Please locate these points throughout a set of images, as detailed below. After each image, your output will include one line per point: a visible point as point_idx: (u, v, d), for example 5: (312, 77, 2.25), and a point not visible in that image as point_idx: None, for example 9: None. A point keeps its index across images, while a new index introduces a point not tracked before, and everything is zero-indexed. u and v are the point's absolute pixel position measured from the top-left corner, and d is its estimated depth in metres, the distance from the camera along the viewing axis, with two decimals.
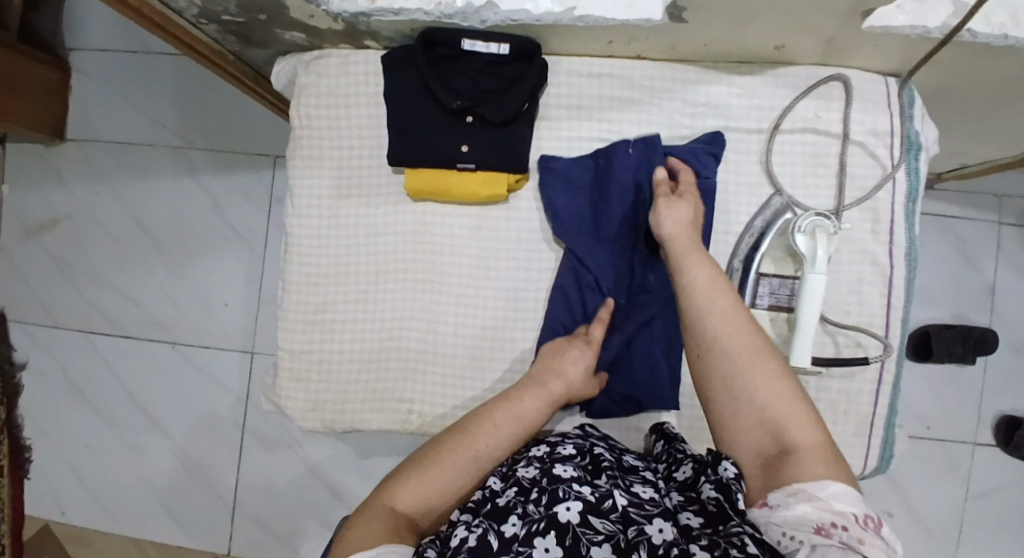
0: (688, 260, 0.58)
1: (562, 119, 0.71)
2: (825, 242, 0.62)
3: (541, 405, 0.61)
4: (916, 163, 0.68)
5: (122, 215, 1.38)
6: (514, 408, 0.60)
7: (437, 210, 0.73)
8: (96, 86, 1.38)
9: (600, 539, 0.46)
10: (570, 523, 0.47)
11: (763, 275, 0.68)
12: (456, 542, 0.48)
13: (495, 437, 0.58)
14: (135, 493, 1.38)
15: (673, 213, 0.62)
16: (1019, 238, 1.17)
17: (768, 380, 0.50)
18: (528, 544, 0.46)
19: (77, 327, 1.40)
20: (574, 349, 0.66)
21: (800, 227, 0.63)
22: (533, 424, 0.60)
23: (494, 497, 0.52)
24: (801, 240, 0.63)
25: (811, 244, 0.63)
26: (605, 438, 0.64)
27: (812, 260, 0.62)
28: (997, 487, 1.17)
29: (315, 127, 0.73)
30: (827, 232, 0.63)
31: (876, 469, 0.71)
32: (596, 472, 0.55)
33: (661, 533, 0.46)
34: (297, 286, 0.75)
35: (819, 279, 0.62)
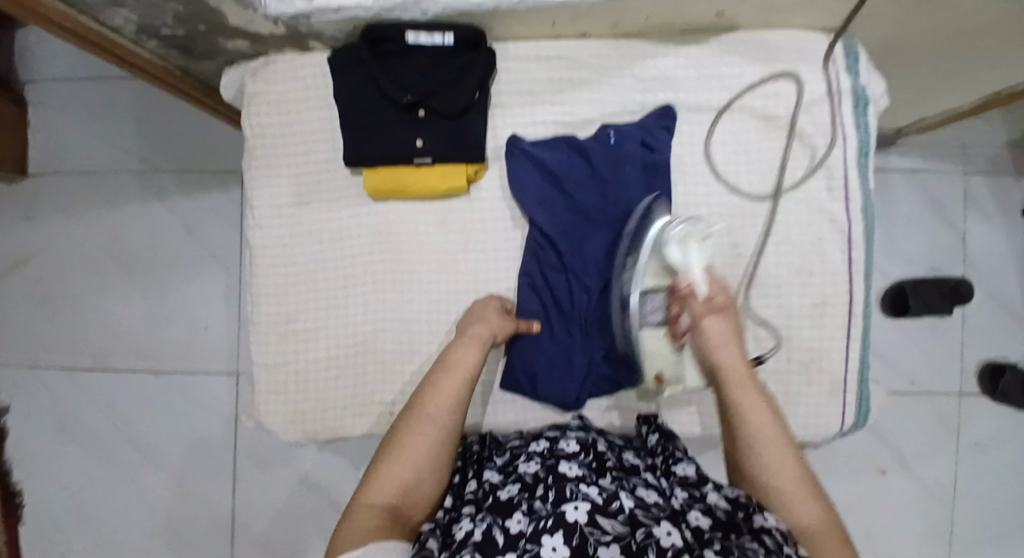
0: (734, 386, 0.57)
1: (514, 106, 0.71)
2: (696, 250, 0.63)
3: (471, 349, 0.63)
4: (865, 120, 0.69)
5: (91, 246, 1.36)
6: (449, 363, 0.63)
7: (400, 207, 0.72)
8: (52, 117, 1.36)
9: (608, 539, 0.44)
10: (578, 522, 0.44)
11: (650, 293, 0.65)
12: (461, 535, 0.49)
13: (442, 399, 0.60)
14: (131, 525, 1.37)
15: (716, 333, 0.60)
16: (982, 186, 1.19)
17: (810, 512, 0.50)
18: (534, 542, 0.44)
19: (57, 364, 1.38)
20: (477, 307, 0.69)
21: (670, 235, 0.63)
22: (471, 371, 0.62)
23: (497, 492, 0.54)
24: (672, 249, 0.63)
25: (684, 252, 0.63)
26: (605, 434, 0.65)
27: (688, 271, 0.62)
28: (984, 434, 1.19)
29: (267, 134, 0.72)
30: (696, 239, 0.64)
31: (857, 426, 0.72)
32: (601, 471, 0.55)
33: (670, 535, 0.44)
34: (267, 298, 0.74)
35: (702, 286, 0.62)
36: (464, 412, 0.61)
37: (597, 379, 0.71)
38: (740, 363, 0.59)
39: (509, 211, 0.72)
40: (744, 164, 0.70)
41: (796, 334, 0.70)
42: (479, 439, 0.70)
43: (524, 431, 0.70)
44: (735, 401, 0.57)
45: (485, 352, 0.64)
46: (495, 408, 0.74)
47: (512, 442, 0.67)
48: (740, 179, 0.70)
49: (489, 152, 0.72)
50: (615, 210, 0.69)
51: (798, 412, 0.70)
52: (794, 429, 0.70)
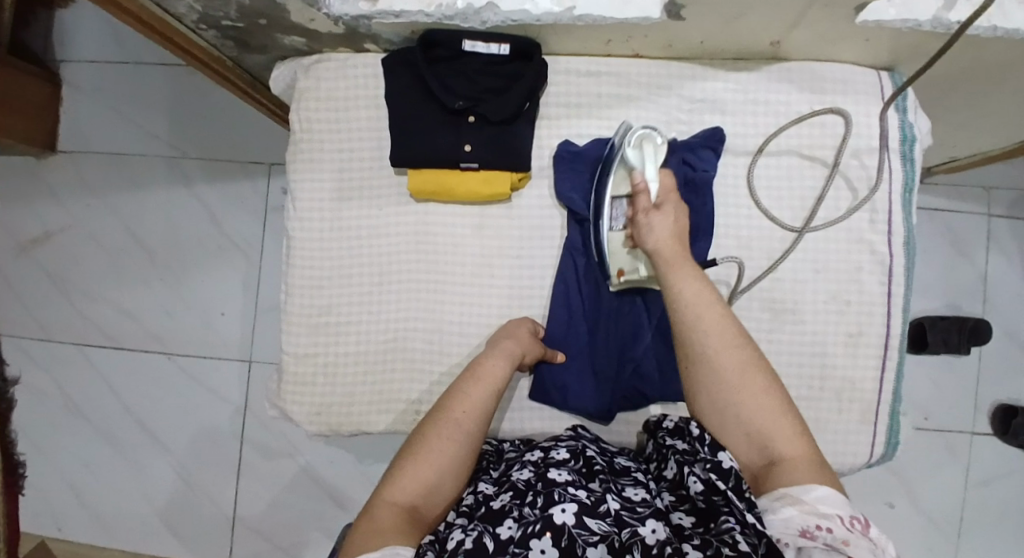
0: (678, 278, 0.60)
1: (561, 118, 0.72)
2: (652, 151, 0.65)
3: (502, 362, 0.64)
4: (910, 155, 0.69)
5: (116, 228, 1.37)
6: (478, 372, 0.63)
7: (440, 210, 0.73)
8: (88, 99, 1.37)
9: (596, 539, 0.46)
10: (566, 524, 0.47)
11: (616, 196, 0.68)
12: (452, 546, 0.48)
13: (470, 404, 0.60)
14: (133, 508, 1.36)
15: (660, 228, 0.62)
16: (1006, 227, 1.20)
17: (754, 397, 0.54)
18: (523, 546, 0.46)
19: (72, 342, 1.38)
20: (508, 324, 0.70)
21: (627, 141, 0.65)
22: (500, 383, 0.62)
23: (489, 501, 0.54)
24: (631, 153, 0.65)
25: (640, 153, 0.65)
26: (599, 442, 0.64)
27: (643, 170, 0.64)
28: (995, 475, 1.18)
29: (315, 130, 0.73)
30: (654, 143, 0.65)
31: (882, 457, 0.72)
32: (589, 476, 0.56)
33: (653, 533, 0.47)
34: (302, 290, 0.74)
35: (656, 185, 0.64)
36: (489, 421, 0.61)
37: (623, 392, 0.72)
38: (676, 250, 0.62)
39: (549, 220, 0.73)
40: (782, 189, 0.70)
41: (828, 361, 0.70)
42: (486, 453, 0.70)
43: (517, 443, 0.71)
44: (674, 292, 0.60)
45: (513, 365, 0.65)
46: (519, 415, 0.74)
47: (507, 454, 0.67)
48: (776, 205, 0.71)
49: (534, 162, 0.72)
50: None
51: (832, 437, 0.70)
52: (820, 455, 0.71)
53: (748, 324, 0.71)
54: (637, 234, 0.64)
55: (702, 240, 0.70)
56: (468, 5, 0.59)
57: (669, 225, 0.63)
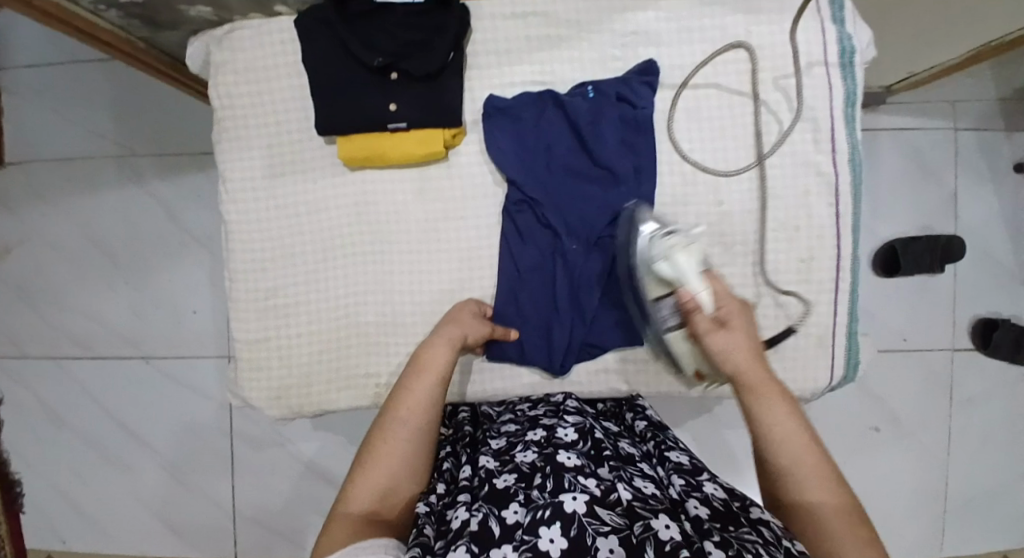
0: (763, 402, 0.53)
1: (491, 66, 0.69)
2: (687, 256, 0.61)
3: (443, 350, 0.62)
4: (851, 69, 0.67)
5: (74, 234, 1.34)
6: (421, 364, 0.61)
7: (376, 175, 0.71)
8: (26, 104, 1.32)
9: (607, 530, 0.44)
10: (576, 513, 0.45)
11: (659, 301, 0.63)
12: (457, 525, 0.49)
13: (414, 398, 0.59)
14: (131, 510, 1.37)
15: (732, 346, 0.56)
16: (970, 140, 1.18)
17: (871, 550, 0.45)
18: (531, 533, 0.45)
19: (48, 355, 1.37)
20: (460, 309, 0.68)
21: (656, 255, 0.62)
22: (443, 370, 0.61)
23: (493, 480, 0.52)
24: (665, 267, 0.61)
25: (674, 266, 0.61)
26: (596, 417, 0.66)
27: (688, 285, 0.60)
28: (973, 388, 1.20)
29: (237, 105, 0.70)
30: (684, 247, 0.61)
31: (845, 380, 0.71)
32: (598, 460, 0.55)
33: (669, 528, 0.44)
34: (246, 273, 0.73)
35: (706, 295, 0.59)
36: (440, 412, 0.60)
37: (582, 347, 0.71)
38: (761, 373, 0.55)
39: (485, 177, 0.70)
40: (724, 122, 0.68)
41: (784, 289, 0.69)
42: (471, 419, 0.72)
43: (518, 410, 0.69)
44: (763, 419, 0.52)
45: (456, 348, 0.63)
46: (480, 378, 0.73)
47: (503, 425, 0.65)
48: (718, 139, 0.69)
49: (467, 116, 0.69)
50: (598, 167, 0.68)
51: (792, 365, 0.70)
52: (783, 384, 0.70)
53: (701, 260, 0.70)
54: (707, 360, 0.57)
55: (648, 179, 0.68)
56: None
57: (744, 345, 0.56)
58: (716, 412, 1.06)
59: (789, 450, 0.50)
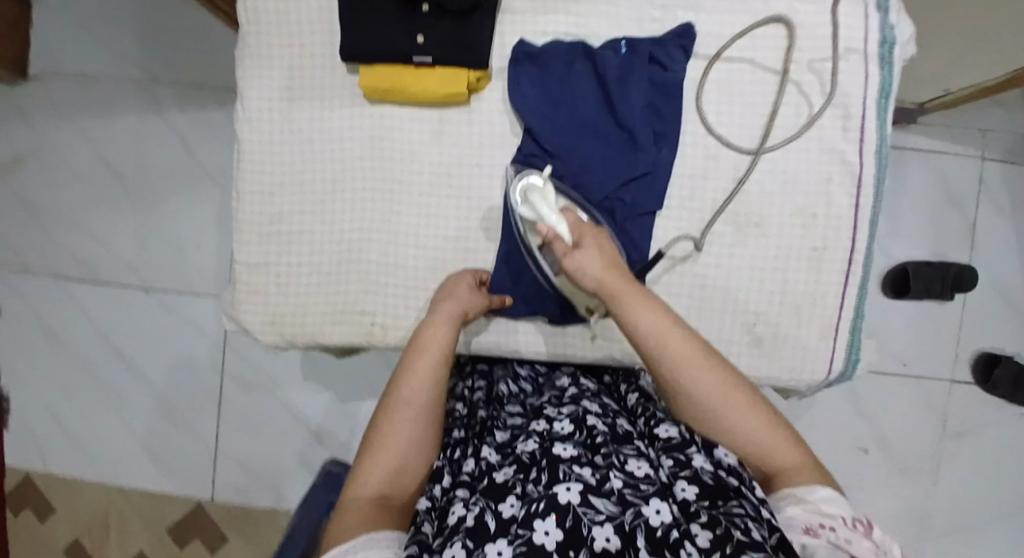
0: (630, 308, 0.56)
1: (526, 13, 0.67)
2: (542, 199, 0.62)
3: (445, 329, 0.61)
4: (890, 60, 0.65)
5: (86, 155, 1.34)
6: (422, 345, 0.60)
7: (396, 113, 0.69)
8: (53, 18, 1.31)
9: (602, 518, 0.42)
10: (570, 503, 0.42)
11: (540, 249, 0.65)
12: (454, 521, 0.45)
13: (416, 376, 0.58)
14: (111, 436, 1.37)
15: (590, 264, 0.58)
16: (997, 170, 1.16)
17: (739, 413, 0.53)
18: (526, 527, 0.41)
19: (48, 271, 1.36)
20: (455, 277, 0.68)
21: (516, 201, 0.65)
22: (446, 349, 0.60)
23: (492, 473, 0.49)
24: (523, 211, 0.64)
25: (532, 208, 0.63)
26: (596, 399, 0.61)
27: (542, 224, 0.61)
28: (967, 420, 1.18)
29: (263, 27, 0.69)
30: (539, 190, 0.63)
31: (842, 376, 0.70)
32: (592, 449, 0.51)
33: (659, 514, 0.42)
34: (253, 197, 0.72)
35: (564, 226, 0.61)
36: (444, 391, 0.59)
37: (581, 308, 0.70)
38: (623, 279, 0.57)
39: (503, 126, 0.69)
40: (754, 96, 0.67)
41: (791, 277, 0.68)
42: (483, 397, 0.66)
43: (525, 402, 0.65)
44: (632, 323, 0.56)
45: (458, 327, 0.62)
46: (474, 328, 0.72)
47: (509, 417, 0.61)
48: (741, 114, 0.67)
49: (494, 61, 0.68)
50: (620, 129, 0.67)
51: (790, 352, 0.69)
52: (780, 372, 0.69)
53: (712, 237, 0.68)
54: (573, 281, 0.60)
55: (668, 147, 0.67)
56: None
57: (602, 258, 0.58)
58: None
59: (666, 345, 0.55)
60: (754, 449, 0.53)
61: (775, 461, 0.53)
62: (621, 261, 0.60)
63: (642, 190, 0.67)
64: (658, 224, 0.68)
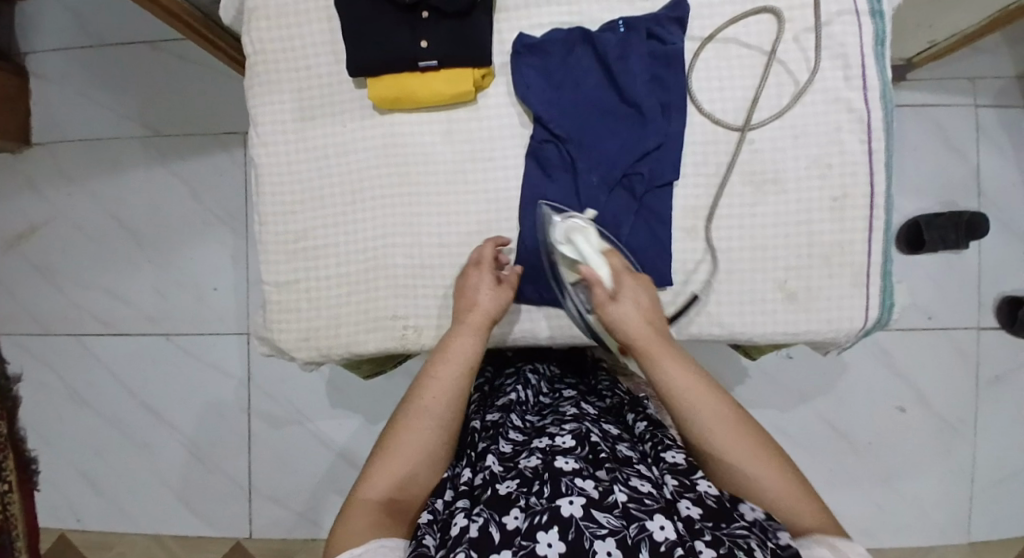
0: (660, 360, 0.58)
1: (522, 7, 0.69)
2: (585, 240, 0.63)
3: (469, 340, 0.63)
4: (880, 6, 0.67)
5: (99, 214, 1.36)
6: (446, 354, 0.62)
7: (407, 119, 0.71)
8: (56, 86, 1.35)
9: (605, 532, 0.43)
10: (573, 517, 0.44)
11: (574, 284, 0.68)
12: (456, 532, 0.47)
13: (439, 388, 0.60)
14: (149, 490, 1.37)
15: (627, 313, 0.60)
16: (993, 115, 1.18)
17: (770, 469, 0.53)
18: (530, 539, 0.43)
19: (70, 333, 1.38)
20: (473, 276, 0.66)
21: (557, 241, 0.65)
22: (469, 360, 0.62)
23: (495, 485, 0.50)
24: (565, 251, 0.65)
25: (574, 249, 0.64)
26: (597, 423, 0.62)
27: (587, 266, 0.63)
28: (1003, 365, 1.17)
29: (270, 50, 0.71)
30: (582, 230, 0.64)
31: (879, 322, 0.70)
32: (596, 464, 0.53)
33: (663, 529, 0.44)
34: (276, 218, 0.73)
35: (605, 273, 0.62)
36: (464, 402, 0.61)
37: None
38: (653, 333, 0.60)
39: (511, 120, 0.71)
40: (753, 57, 0.68)
41: (815, 230, 0.68)
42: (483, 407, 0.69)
43: (525, 416, 0.66)
44: (661, 375, 0.58)
45: (481, 340, 0.64)
46: (507, 319, 0.72)
47: (511, 428, 0.61)
48: (746, 75, 0.69)
49: (497, 59, 0.70)
50: (626, 106, 0.69)
51: (826, 304, 0.69)
52: (815, 326, 0.69)
53: (730, 200, 0.69)
54: (608, 327, 0.62)
55: (677, 117, 0.68)
56: None
57: (638, 307, 0.61)
58: None
59: (688, 394, 0.56)
60: (789, 510, 0.52)
61: (807, 522, 0.51)
62: (655, 312, 0.62)
63: (655, 162, 0.68)
64: (676, 194, 0.70)
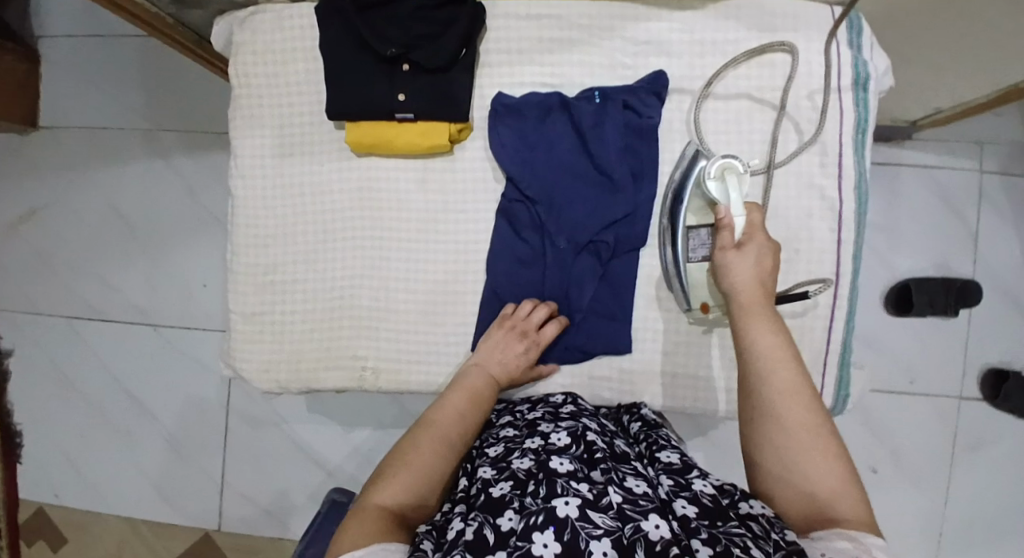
0: (748, 321, 0.55)
1: (503, 65, 0.70)
2: (737, 183, 0.62)
3: (489, 385, 0.62)
4: (865, 94, 0.66)
5: (98, 202, 1.38)
6: (467, 388, 0.61)
7: (382, 163, 0.72)
8: (65, 73, 1.37)
9: (599, 533, 0.41)
10: (569, 517, 0.42)
11: (693, 228, 0.66)
12: (452, 535, 0.45)
13: (462, 415, 0.58)
14: (126, 475, 1.40)
15: (738, 267, 0.58)
16: (999, 184, 1.14)
17: (817, 451, 0.48)
18: (525, 539, 0.40)
19: (61, 315, 1.41)
20: (524, 348, 0.65)
21: (709, 173, 0.63)
22: (487, 398, 0.61)
23: (488, 488, 0.48)
24: (712, 186, 0.63)
25: (722, 187, 0.62)
26: (594, 417, 0.62)
27: (727, 204, 0.61)
28: (984, 438, 1.15)
29: (254, 84, 0.72)
30: (737, 173, 0.62)
31: (833, 410, 0.71)
32: (590, 464, 0.50)
33: (658, 529, 0.41)
34: (249, 249, 0.75)
35: (741, 220, 0.60)
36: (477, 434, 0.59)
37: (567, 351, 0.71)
38: (754, 294, 0.57)
39: (484, 176, 0.71)
40: (732, 134, 0.68)
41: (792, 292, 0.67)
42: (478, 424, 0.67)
43: (518, 411, 0.65)
44: (743, 332, 0.55)
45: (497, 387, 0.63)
46: None
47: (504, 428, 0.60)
48: (725, 152, 0.68)
49: (475, 115, 0.71)
50: (597, 174, 0.69)
51: None
52: None
53: None
54: (717, 272, 0.61)
55: (646, 188, 0.68)
56: None
57: (753, 268, 0.58)
58: (712, 435, 1.07)
59: (764, 354, 0.53)
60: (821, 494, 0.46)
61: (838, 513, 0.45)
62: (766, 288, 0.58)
63: (619, 232, 0.69)
64: (642, 262, 0.70)
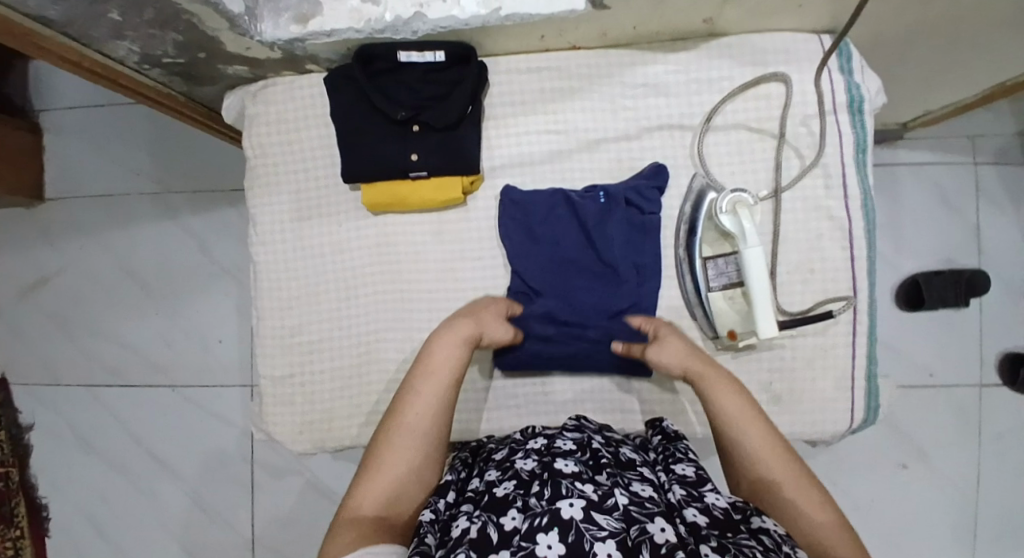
0: (714, 393, 0.60)
1: (508, 116, 0.72)
2: (748, 214, 0.66)
3: (454, 346, 0.62)
4: (860, 118, 0.68)
5: (111, 267, 1.40)
6: (430, 364, 0.61)
7: (397, 219, 0.74)
8: (70, 143, 1.40)
9: (605, 534, 0.42)
10: (574, 519, 0.42)
11: (711, 258, 0.70)
12: (457, 533, 0.46)
13: (423, 400, 0.59)
14: (154, 537, 1.40)
15: (672, 352, 0.63)
16: (996, 175, 1.16)
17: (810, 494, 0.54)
18: (530, 540, 0.42)
19: (81, 382, 1.42)
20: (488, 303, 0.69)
21: (721, 208, 0.67)
22: (451, 365, 0.61)
23: (492, 489, 0.50)
24: (726, 219, 0.66)
25: (736, 219, 0.66)
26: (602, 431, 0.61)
27: (742, 237, 0.65)
28: (1008, 428, 1.15)
29: (270, 153, 0.75)
30: (747, 204, 0.66)
31: (865, 422, 0.71)
32: (596, 468, 0.51)
33: (663, 532, 0.43)
34: (273, 313, 0.76)
35: (755, 247, 0.64)
36: (450, 413, 0.60)
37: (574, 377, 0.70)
38: (702, 365, 0.62)
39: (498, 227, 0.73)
40: (733, 165, 0.70)
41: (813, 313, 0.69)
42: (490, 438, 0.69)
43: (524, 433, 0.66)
44: (714, 404, 0.60)
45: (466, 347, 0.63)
46: (496, 415, 0.75)
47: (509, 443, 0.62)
48: (731, 181, 0.70)
49: (484, 166, 0.73)
50: (608, 213, 0.71)
51: (808, 405, 0.70)
52: (801, 428, 0.70)
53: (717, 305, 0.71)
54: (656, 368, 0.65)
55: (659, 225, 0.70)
56: (396, 16, 0.60)
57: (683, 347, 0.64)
58: None
59: (737, 424, 0.58)
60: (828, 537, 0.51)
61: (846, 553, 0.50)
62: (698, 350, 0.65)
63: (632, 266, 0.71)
64: (662, 296, 0.72)
